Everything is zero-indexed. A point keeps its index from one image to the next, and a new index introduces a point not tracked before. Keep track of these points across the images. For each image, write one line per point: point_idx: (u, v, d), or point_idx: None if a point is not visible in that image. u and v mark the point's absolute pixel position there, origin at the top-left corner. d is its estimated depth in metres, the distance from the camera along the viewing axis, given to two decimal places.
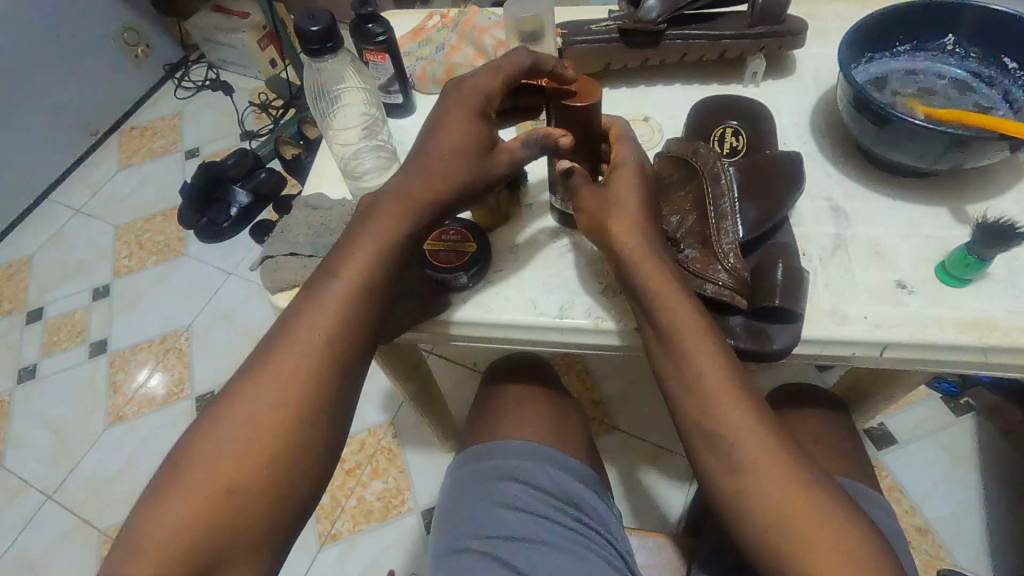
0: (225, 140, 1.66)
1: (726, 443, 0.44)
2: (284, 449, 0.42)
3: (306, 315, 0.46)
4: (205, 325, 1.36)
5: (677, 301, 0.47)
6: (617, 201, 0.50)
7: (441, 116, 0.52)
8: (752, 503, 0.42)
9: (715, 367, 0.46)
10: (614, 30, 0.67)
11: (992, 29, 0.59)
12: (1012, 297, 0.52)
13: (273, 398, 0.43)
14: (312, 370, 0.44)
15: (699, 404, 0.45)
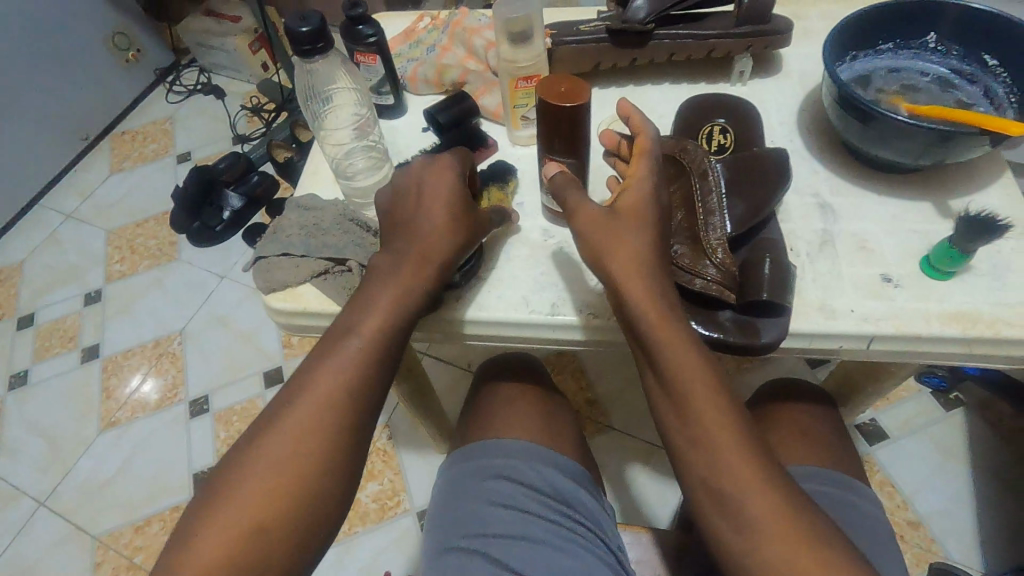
0: (216, 144, 1.65)
1: (736, 505, 0.42)
2: (287, 509, 0.43)
3: (308, 375, 0.46)
4: (198, 329, 1.36)
5: (686, 349, 0.45)
6: (622, 236, 0.47)
7: (424, 180, 0.53)
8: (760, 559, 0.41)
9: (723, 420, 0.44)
10: (603, 30, 0.67)
11: (973, 26, 0.58)
12: (997, 290, 0.52)
13: (277, 459, 0.43)
14: (314, 426, 0.44)
15: (707, 462, 0.43)
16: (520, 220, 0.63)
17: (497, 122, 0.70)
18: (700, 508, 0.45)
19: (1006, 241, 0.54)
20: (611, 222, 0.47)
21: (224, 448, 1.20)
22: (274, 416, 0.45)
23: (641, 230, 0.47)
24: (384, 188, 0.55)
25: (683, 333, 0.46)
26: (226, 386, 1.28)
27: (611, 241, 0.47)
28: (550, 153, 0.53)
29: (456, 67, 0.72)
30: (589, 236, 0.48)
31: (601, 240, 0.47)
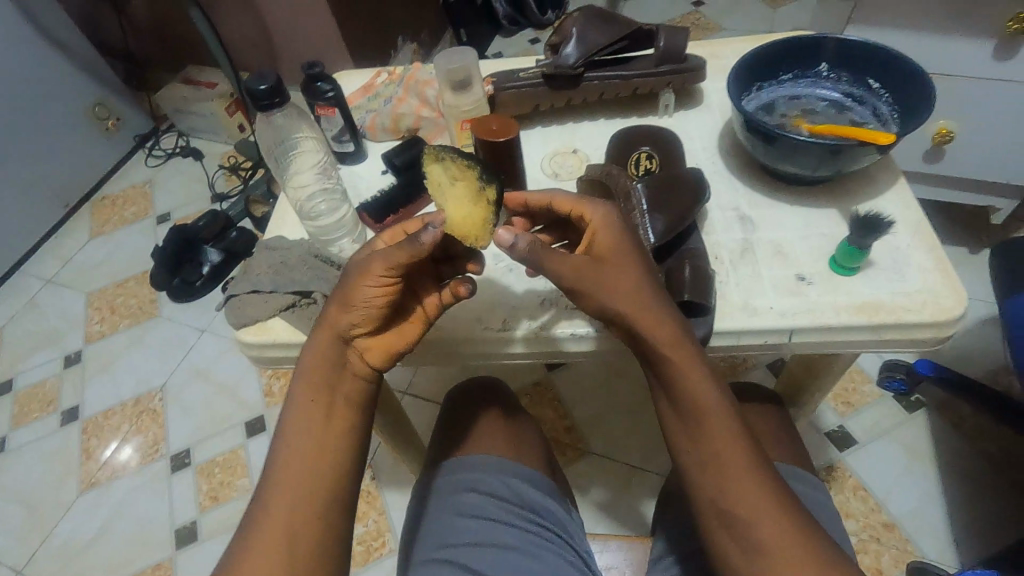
0: (195, 203, 1.71)
1: (747, 527, 0.45)
2: (309, 546, 0.45)
3: (314, 413, 0.49)
4: (179, 384, 1.38)
5: (702, 383, 0.49)
6: (617, 281, 0.49)
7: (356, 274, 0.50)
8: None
9: (731, 443, 0.47)
10: (539, 76, 0.74)
11: (855, 55, 0.67)
12: (897, 282, 0.58)
13: (295, 494, 0.46)
14: (327, 460, 0.48)
15: (719, 486, 0.47)
16: None
17: None
18: (709, 530, 0.48)
19: (902, 238, 0.61)
20: (600, 270, 0.49)
21: (206, 501, 1.20)
22: (285, 449, 0.48)
23: (635, 272, 0.49)
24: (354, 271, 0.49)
25: (696, 364, 0.49)
26: (207, 438, 1.29)
27: (606, 286, 0.49)
28: None
29: (409, 113, 0.79)
30: (581, 285, 0.49)
31: (596, 288, 0.49)
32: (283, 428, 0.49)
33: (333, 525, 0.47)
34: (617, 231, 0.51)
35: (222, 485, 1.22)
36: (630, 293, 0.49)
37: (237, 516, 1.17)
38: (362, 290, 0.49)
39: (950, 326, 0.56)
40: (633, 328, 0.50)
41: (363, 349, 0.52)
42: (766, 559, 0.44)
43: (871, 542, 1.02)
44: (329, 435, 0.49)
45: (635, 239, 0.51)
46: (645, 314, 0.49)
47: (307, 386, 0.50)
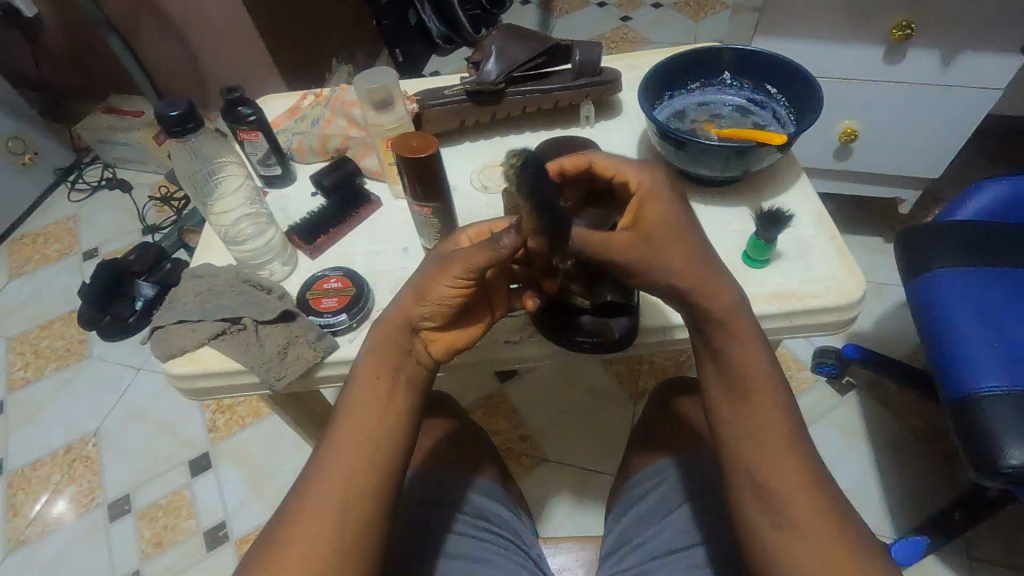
0: (125, 237, 1.64)
1: (776, 496, 0.45)
2: (358, 519, 0.46)
3: (376, 389, 0.50)
4: (115, 427, 1.31)
5: (756, 356, 0.49)
6: (676, 254, 0.49)
7: (428, 272, 0.50)
8: (796, 552, 0.44)
9: (770, 417, 0.48)
10: (462, 92, 0.76)
11: (753, 64, 0.72)
12: (803, 271, 0.62)
13: (354, 465, 0.47)
14: (381, 439, 0.49)
15: (755, 453, 0.47)
16: (405, 263, 0.69)
17: (379, 180, 0.78)
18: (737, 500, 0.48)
19: (806, 230, 0.66)
20: (650, 239, 0.49)
21: (149, 548, 1.14)
22: (347, 419, 0.49)
23: (688, 246, 0.50)
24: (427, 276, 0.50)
25: (751, 335, 0.50)
26: (148, 481, 1.22)
27: (660, 254, 0.49)
28: (416, 200, 0.61)
29: (337, 134, 0.78)
30: (637, 258, 0.49)
31: (655, 259, 0.49)
32: (348, 400, 0.51)
33: (377, 508, 0.47)
34: (673, 205, 0.52)
35: (166, 529, 1.16)
36: (683, 260, 0.49)
37: (183, 560, 1.12)
38: (443, 287, 0.49)
39: (852, 309, 0.60)
40: (691, 296, 0.49)
41: (429, 340, 0.53)
42: (792, 528, 0.44)
43: None
44: (386, 414, 0.50)
45: (686, 214, 0.52)
46: (706, 288, 0.49)
47: (372, 363, 0.51)
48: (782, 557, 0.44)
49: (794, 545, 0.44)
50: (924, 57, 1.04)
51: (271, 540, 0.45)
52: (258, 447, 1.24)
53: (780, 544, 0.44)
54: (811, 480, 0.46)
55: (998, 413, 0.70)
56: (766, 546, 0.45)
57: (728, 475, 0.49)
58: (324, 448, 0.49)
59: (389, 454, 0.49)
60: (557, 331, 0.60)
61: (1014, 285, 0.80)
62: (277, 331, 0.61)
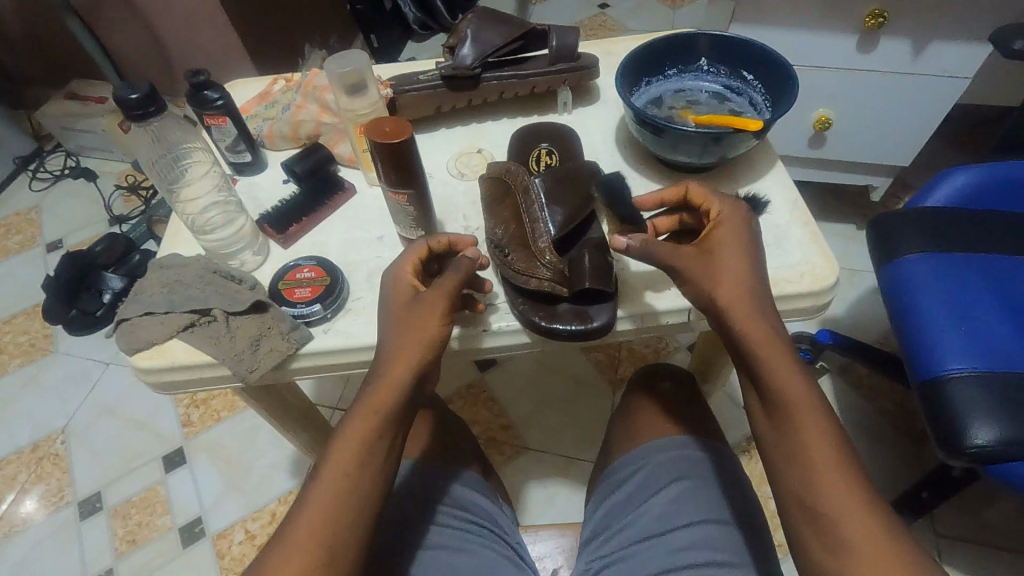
0: (91, 228, 1.58)
1: (831, 520, 0.45)
2: (345, 554, 0.47)
3: (371, 432, 0.51)
4: (84, 423, 1.27)
5: (792, 376, 0.50)
6: (723, 274, 0.53)
7: (413, 318, 0.54)
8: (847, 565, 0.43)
9: (818, 436, 0.48)
10: (437, 77, 0.75)
11: (729, 50, 0.72)
12: (778, 257, 0.63)
13: (344, 499, 0.48)
14: (368, 479, 0.50)
15: (803, 476, 0.47)
16: (381, 252, 0.68)
17: (354, 167, 0.76)
18: (791, 523, 0.48)
19: (781, 216, 0.66)
20: (704, 256, 0.54)
21: (123, 545, 1.12)
22: (337, 455, 0.50)
23: (738, 262, 0.53)
24: (394, 308, 0.56)
25: (787, 356, 0.51)
26: (120, 478, 1.20)
27: (709, 271, 0.53)
28: (391, 186, 0.59)
29: (309, 120, 0.76)
30: (688, 272, 0.54)
31: (701, 275, 0.53)
32: (341, 435, 0.51)
33: (359, 542, 0.49)
34: (739, 233, 0.55)
35: (140, 527, 1.13)
36: (733, 278, 0.53)
37: (158, 558, 1.10)
38: (421, 326, 0.54)
39: (826, 294, 0.61)
40: (727, 318, 0.52)
41: (427, 384, 0.56)
42: (847, 550, 0.44)
43: None
44: (383, 451, 0.51)
45: (752, 243, 0.55)
46: (745, 311, 0.51)
47: (370, 403, 0.52)
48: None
49: (847, 566, 0.44)
50: (896, 46, 1.05)
51: (264, 563, 0.46)
52: (234, 440, 1.22)
53: (833, 567, 0.44)
54: (866, 501, 0.45)
55: (964, 394, 0.72)
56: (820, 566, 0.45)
57: (779, 498, 0.50)
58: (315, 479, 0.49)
59: (374, 488, 0.50)
60: (534, 319, 0.58)
61: (980, 270, 0.82)
62: (249, 322, 0.60)
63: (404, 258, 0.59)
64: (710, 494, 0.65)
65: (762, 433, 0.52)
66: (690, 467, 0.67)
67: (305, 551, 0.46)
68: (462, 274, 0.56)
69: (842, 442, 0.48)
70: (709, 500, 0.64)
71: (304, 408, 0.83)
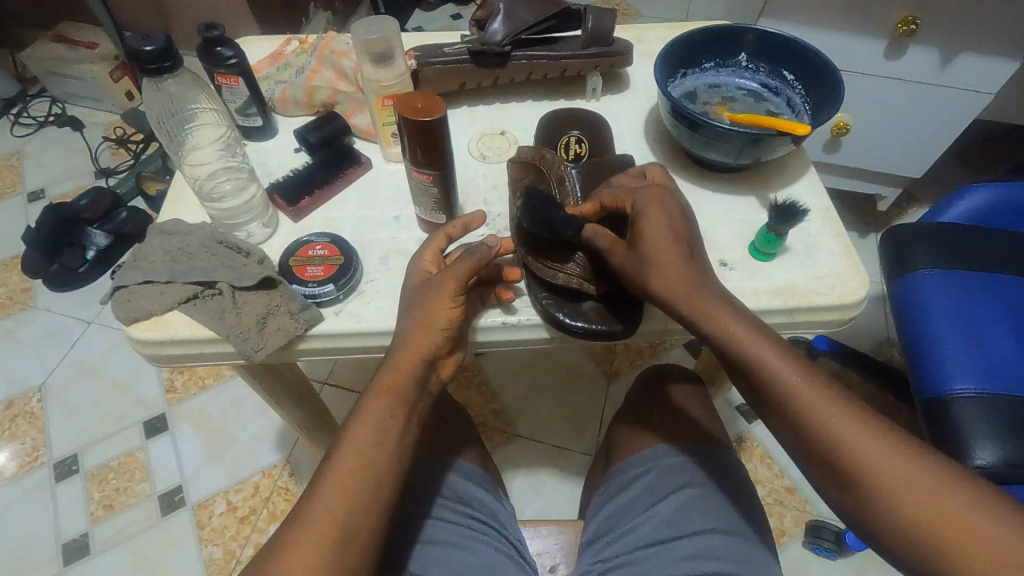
0: (75, 179, 1.51)
1: (854, 467, 0.45)
2: (354, 552, 0.46)
3: (387, 418, 0.50)
4: (61, 383, 1.23)
5: (759, 346, 0.48)
6: (665, 269, 0.50)
7: (425, 302, 0.52)
8: (890, 509, 0.43)
9: (809, 399, 0.47)
10: (464, 52, 0.71)
11: (772, 47, 0.70)
12: (808, 266, 0.61)
13: (362, 484, 0.47)
14: (378, 477, 0.48)
15: (813, 442, 0.46)
16: (396, 233, 0.65)
17: (370, 140, 0.72)
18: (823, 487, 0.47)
19: (813, 224, 0.64)
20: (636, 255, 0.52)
21: (99, 510, 1.09)
22: (346, 452, 0.48)
23: (659, 230, 0.52)
24: (411, 292, 0.54)
25: (744, 326, 0.49)
26: (97, 442, 1.16)
27: (650, 264, 0.51)
28: (416, 165, 0.56)
29: (325, 86, 0.72)
30: (629, 271, 0.53)
31: (642, 272, 0.52)
32: (355, 422, 0.50)
33: (372, 541, 0.47)
34: (665, 218, 0.52)
35: (118, 492, 1.10)
36: (672, 266, 0.51)
37: (134, 525, 1.07)
38: (428, 312, 0.52)
39: (855, 308, 0.60)
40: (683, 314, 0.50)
41: (441, 366, 0.54)
42: (877, 492, 0.44)
43: (776, 505, 1.04)
44: (397, 438, 0.50)
45: (676, 225, 0.52)
46: (698, 306, 0.49)
47: (378, 394, 0.50)
48: (884, 522, 0.44)
49: (883, 510, 0.44)
50: (925, 55, 1.03)
51: (276, 549, 0.45)
52: (219, 410, 1.18)
53: (874, 514, 0.44)
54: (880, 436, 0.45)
55: (970, 414, 0.71)
56: (867, 520, 0.45)
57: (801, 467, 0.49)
58: (329, 467, 0.48)
59: (384, 471, 0.49)
60: (556, 315, 0.57)
61: (995, 291, 0.81)
62: (256, 299, 0.56)
63: (422, 250, 0.57)
64: (717, 501, 0.64)
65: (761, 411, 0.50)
66: (696, 472, 0.66)
67: (319, 538, 0.45)
68: (479, 261, 0.53)
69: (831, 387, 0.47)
70: (717, 507, 0.63)
71: (301, 386, 0.80)
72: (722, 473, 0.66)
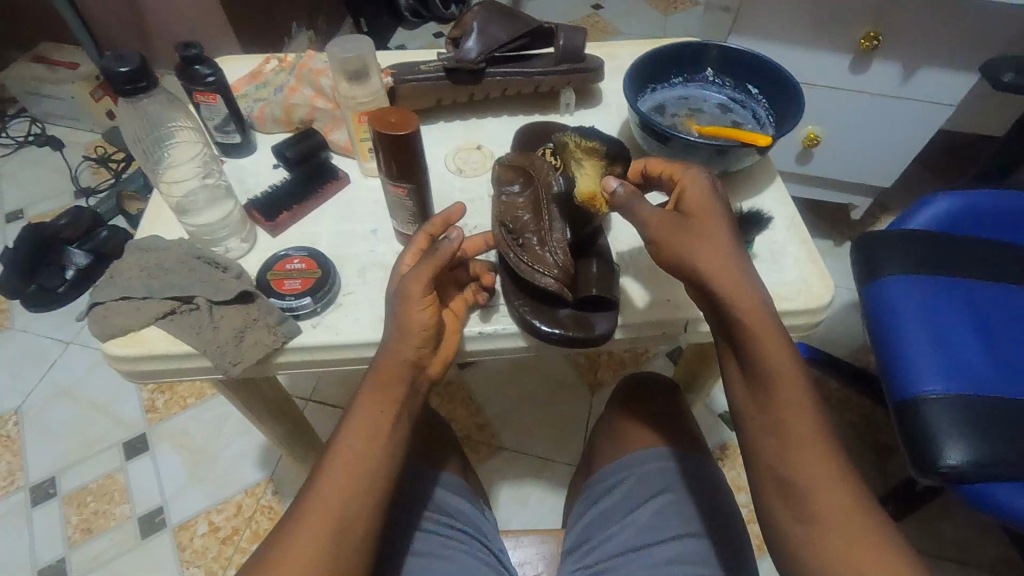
0: (55, 199, 1.50)
1: (802, 485, 0.47)
2: (353, 545, 0.48)
3: (379, 416, 0.51)
4: (39, 405, 1.21)
5: (779, 346, 0.48)
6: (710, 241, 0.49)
7: (404, 305, 0.52)
8: (820, 534, 0.46)
9: (796, 407, 0.48)
10: (440, 69, 0.73)
11: (736, 62, 0.72)
12: (775, 272, 0.63)
13: (357, 480, 0.49)
14: (373, 473, 0.50)
15: (777, 449, 0.48)
16: (374, 246, 0.66)
17: (348, 156, 0.73)
18: (763, 497, 0.50)
19: (779, 231, 0.66)
20: (686, 224, 0.51)
21: (77, 534, 1.07)
22: (342, 448, 0.50)
23: (715, 209, 0.51)
24: (392, 292, 0.54)
25: (773, 327, 0.49)
26: (76, 464, 1.14)
27: (689, 241, 0.49)
28: (391, 179, 0.57)
29: (303, 104, 0.73)
30: (668, 240, 0.50)
31: (681, 242, 0.50)
32: (351, 421, 0.52)
33: (369, 533, 0.49)
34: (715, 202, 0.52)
35: (96, 515, 1.08)
36: (714, 249, 0.49)
37: (113, 549, 1.05)
38: (418, 320, 0.52)
39: (820, 312, 0.61)
40: (714, 290, 0.49)
41: (428, 367, 0.55)
42: (812, 514, 0.47)
43: (758, 512, 1.05)
44: (390, 434, 0.52)
45: (726, 212, 0.52)
46: (741, 298, 0.48)
47: (371, 395, 0.52)
48: (807, 542, 0.47)
49: (813, 532, 0.47)
50: (887, 69, 1.07)
51: (274, 548, 0.47)
52: (200, 429, 1.17)
53: (800, 530, 0.47)
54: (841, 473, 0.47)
55: (939, 414, 0.73)
56: (791, 538, 0.48)
57: (750, 471, 0.51)
58: (325, 468, 0.50)
59: (378, 469, 0.50)
60: (531, 320, 0.57)
61: (960, 294, 0.84)
62: (233, 313, 0.57)
63: (403, 255, 0.57)
64: (695, 508, 0.64)
65: (739, 395, 0.51)
66: (676, 478, 0.67)
67: (313, 538, 0.47)
68: (442, 257, 0.53)
69: (818, 418, 0.48)
70: (696, 514, 0.64)
71: (282, 402, 0.80)
72: (695, 479, 0.67)
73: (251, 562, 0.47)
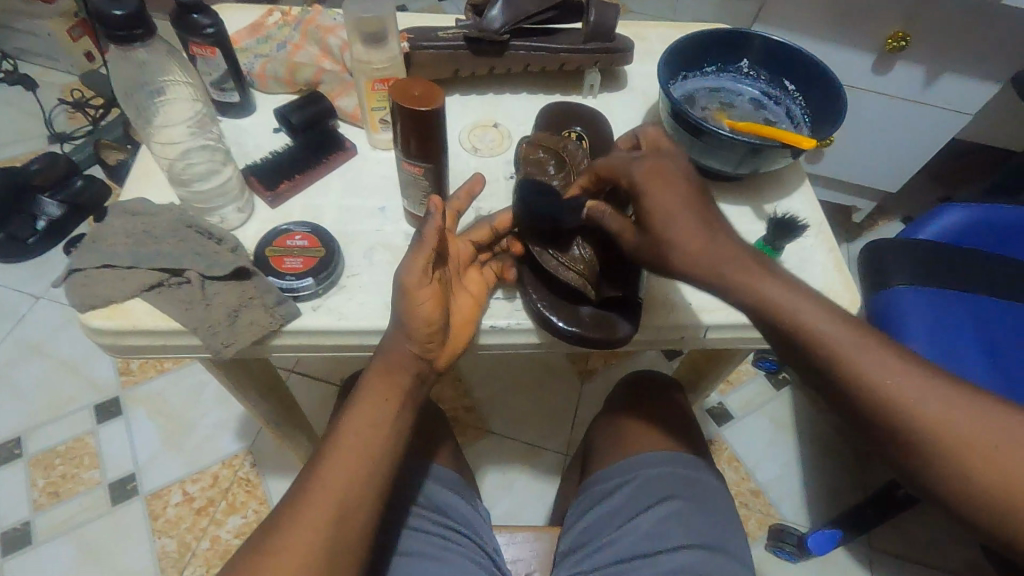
0: (27, 143, 1.41)
1: (899, 415, 0.41)
2: (351, 534, 0.45)
3: (382, 402, 0.48)
4: (5, 361, 1.15)
5: (793, 300, 0.44)
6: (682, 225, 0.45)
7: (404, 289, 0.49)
8: (952, 453, 0.40)
9: (848, 351, 0.43)
10: (460, 37, 0.67)
11: (775, 56, 0.69)
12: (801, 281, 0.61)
13: (358, 468, 0.46)
14: (374, 460, 0.47)
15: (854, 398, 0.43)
16: (380, 225, 0.61)
17: (356, 125, 0.68)
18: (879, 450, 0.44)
19: (806, 238, 0.64)
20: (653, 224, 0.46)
21: (43, 498, 1.02)
22: (345, 436, 0.47)
23: (670, 188, 0.46)
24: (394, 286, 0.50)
25: (772, 285, 0.44)
26: (44, 425, 1.09)
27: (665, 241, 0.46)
28: (407, 157, 0.53)
29: (309, 65, 0.68)
30: (648, 254, 0.47)
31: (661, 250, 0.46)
32: (354, 406, 0.49)
33: (370, 524, 0.46)
34: (676, 187, 0.46)
35: (64, 479, 1.04)
36: (687, 229, 0.45)
37: (82, 515, 1.01)
38: (417, 304, 0.48)
39: None
40: (713, 272, 0.45)
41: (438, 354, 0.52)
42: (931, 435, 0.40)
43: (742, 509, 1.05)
44: (395, 420, 0.49)
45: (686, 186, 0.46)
46: (736, 277, 0.44)
47: (378, 378, 0.49)
48: (948, 465, 0.40)
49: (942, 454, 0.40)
50: (913, 73, 1.04)
51: (268, 537, 0.43)
52: (177, 395, 1.13)
53: (931, 459, 0.41)
54: (940, 393, 0.41)
55: None
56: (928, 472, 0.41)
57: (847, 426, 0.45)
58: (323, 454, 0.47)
59: (379, 455, 0.47)
60: (548, 316, 0.54)
61: (971, 309, 0.82)
62: (228, 291, 0.52)
63: None
64: (697, 518, 0.63)
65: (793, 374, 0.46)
66: (677, 485, 0.65)
67: (314, 524, 0.43)
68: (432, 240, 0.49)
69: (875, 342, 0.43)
70: (697, 522, 0.62)
71: (270, 378, 0.76)
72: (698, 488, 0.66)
73: (240, 550, 0.44)
